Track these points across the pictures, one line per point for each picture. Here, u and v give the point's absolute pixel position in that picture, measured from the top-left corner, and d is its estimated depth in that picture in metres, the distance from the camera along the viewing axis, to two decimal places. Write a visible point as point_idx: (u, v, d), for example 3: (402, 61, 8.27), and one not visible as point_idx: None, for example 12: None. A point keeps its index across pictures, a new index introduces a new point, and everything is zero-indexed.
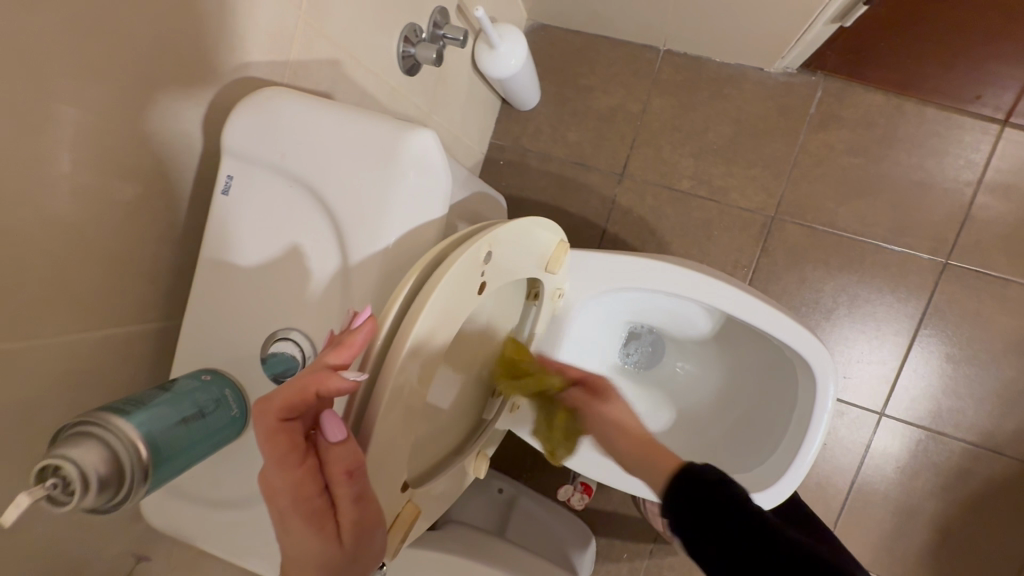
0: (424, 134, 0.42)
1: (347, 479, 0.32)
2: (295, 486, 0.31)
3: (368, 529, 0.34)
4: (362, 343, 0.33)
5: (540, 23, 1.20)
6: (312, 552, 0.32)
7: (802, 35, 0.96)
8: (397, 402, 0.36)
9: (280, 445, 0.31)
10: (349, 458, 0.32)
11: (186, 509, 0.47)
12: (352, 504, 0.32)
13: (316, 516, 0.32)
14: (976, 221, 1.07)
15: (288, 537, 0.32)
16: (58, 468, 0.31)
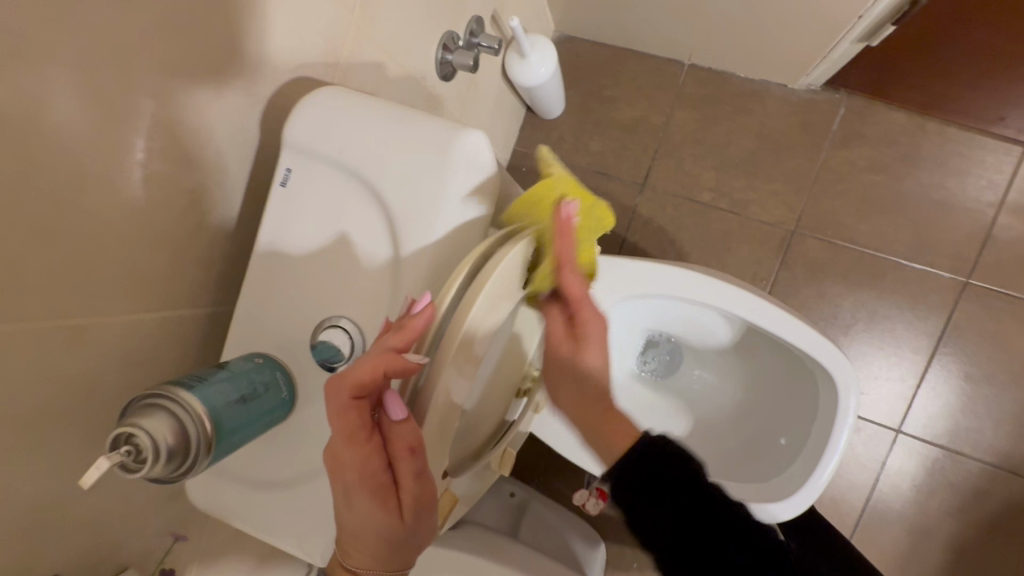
0: (475, 134, 0.44)
1: (410, 455, 0.36)
2: (365, 459, 0.36)
3: (425, 501, 0.38)
4: (421, 329, 0.36)
5: (567, 35, 1.23)
6: (379, 519, 0.38)
7: (828, 53, 0.97)
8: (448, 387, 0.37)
9: (351, 421, 0.35)
10: (410, 436, 0.35)
11: (228, 488, 0.49)
12: (412, 478, 0.36)
13: (383, 488, 0.37)
14: (997, 242, 1.07)
15: (356, 504, 0.37)
16: (131, 436, 0.33)
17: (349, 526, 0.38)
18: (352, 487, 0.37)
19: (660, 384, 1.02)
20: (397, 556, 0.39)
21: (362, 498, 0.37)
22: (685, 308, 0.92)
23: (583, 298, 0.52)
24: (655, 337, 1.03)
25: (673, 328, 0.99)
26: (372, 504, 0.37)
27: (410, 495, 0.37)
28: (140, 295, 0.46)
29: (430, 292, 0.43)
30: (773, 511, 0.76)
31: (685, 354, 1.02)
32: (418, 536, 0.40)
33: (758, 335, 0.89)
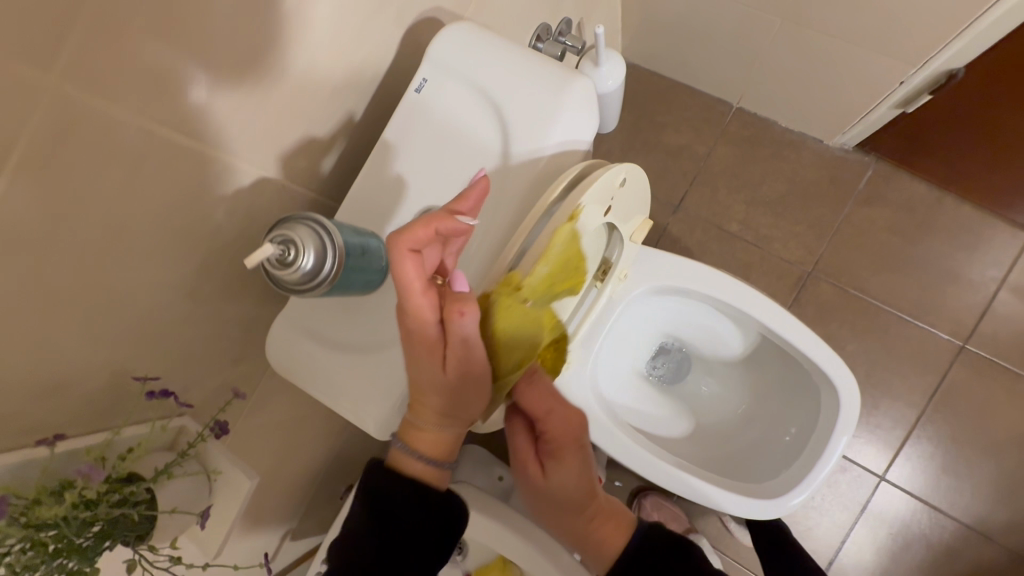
0: (586, 82, 0.52)
1: (458, 314, 0.43)
2: (421, 309, 0.44)
3: (464, 361, 0.46)
4: (476, 195, 0.44)
5: (630, 62, 1.35)
6: (432, 371, 0.46)
7: (867, 114, 1.08)
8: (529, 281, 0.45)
9: (408, 275, 0.42)
10: (463, 302, 0.43)
11: (305, 348, 0.54)
12: (460, 337, 0.44)
13: (434, 344, 0.45)
14: (995, 315, 1.15)
15: (413, 357, 0.46)
16: (281, 235, 0.39)
17: (414, 381, 0.48)
18: (412, 339, 0.45)
19: (665, 388, 1.08)
20: (452, 411, 0.49)
21: (418, 351, 0.46)
22: (706, 314, 0.98)
23: (546, 417, 0.56)
24: (667, 344, 1.09)
25: (687, 336, 1.05)
26: (425, 357, 0.46)
27: (456, 354, 0.45)
28: (273, 160, 0.53)
29: (529, 198, 0.51)
30: (765, 507, 0.81)
31: (692, 364, 1.08)
32: (460, 395, 0.48)
33: (768, 350, 0.95)
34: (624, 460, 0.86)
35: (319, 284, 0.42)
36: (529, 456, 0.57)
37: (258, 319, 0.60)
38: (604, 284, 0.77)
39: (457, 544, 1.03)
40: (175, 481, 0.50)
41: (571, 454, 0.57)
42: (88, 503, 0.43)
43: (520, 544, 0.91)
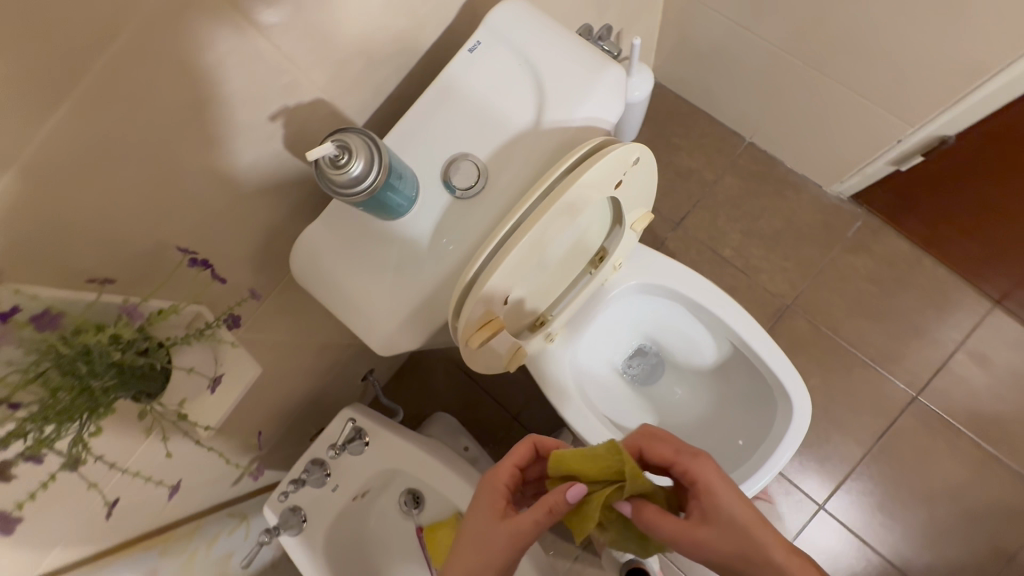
0: (620, 71, 0.59)
1: (547, 513, 0.59)
2: (512, 479, 0.65)
3: (522, 532, 0.60)
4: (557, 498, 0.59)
5: (658, 83, 1.43)
6: (498, 527, 0.61)
7: (864, 166, 1.16)
8: (536, 227, 0.52)
9: (521, 454, 0.66)
10: (556, 503, 0.59)
11: (325, 258, 0.59)
12: (531, 523, 0.60)
13: (506, 505, 0.63)
14: (949, 373, 1.24)
15: (486, 513, 0.63)
16: (336, 140, 0.45)
17: (473, 526, 0.63)
18: (500, 497, 0.64)
19: (636, 387, 1.13)
20: (486, 568, 0.61)
21: (496, 507, 0.63)
22: (687, 320, 1.05)
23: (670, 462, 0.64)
24: (645, 346, 1.14)
25: (665, 341, 1.10)
26: (495, 510, 0.63)
27: (516, 522, 0.61)
28: (331, 88, 0.59)
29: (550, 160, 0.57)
30: None
31: (666, 369, 1.14)
32: (505, 561, 0.61)
33: (738, 366, 1.02)
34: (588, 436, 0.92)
35: (368, 186, 0.47)
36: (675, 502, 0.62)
37: (285, 231, 0.66)
38: (601, 267, 0.84)
39: (414, 494, 1.07)
40: (192, 345, 0.56)
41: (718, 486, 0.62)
42: (122, 344, 0.48)
43: None
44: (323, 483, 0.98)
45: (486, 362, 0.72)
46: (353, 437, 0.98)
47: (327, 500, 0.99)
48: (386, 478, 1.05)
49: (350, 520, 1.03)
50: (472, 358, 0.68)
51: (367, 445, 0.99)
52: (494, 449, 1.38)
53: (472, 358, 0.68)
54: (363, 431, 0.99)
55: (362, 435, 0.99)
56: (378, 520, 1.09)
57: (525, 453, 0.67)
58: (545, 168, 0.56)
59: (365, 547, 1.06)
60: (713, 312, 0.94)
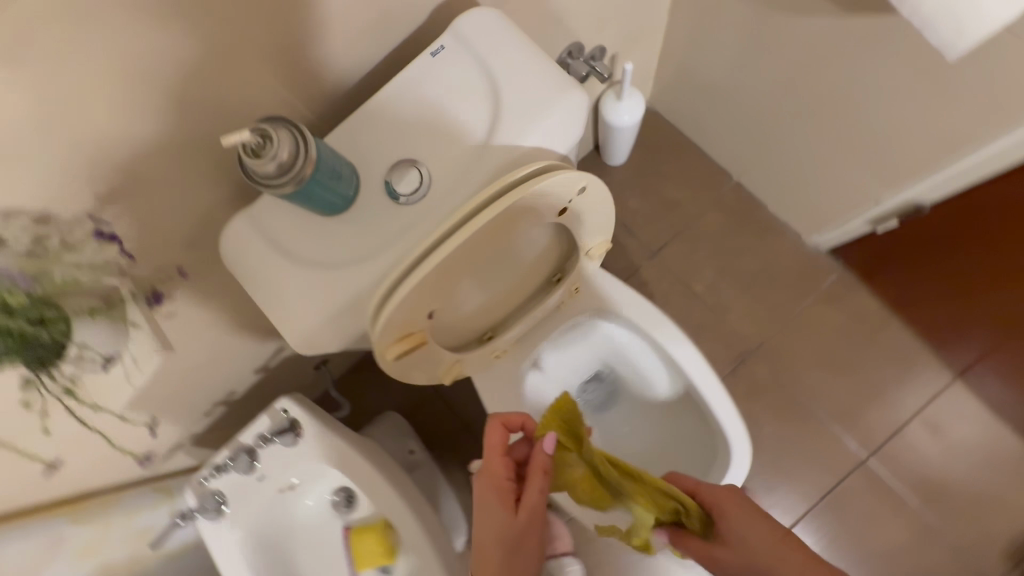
0: (582, 96, 0.57)
1: (542, 473, 0.63)
2: (498, 465, 0.65)
3: (535, 509, 0.63)
4: (539, 455, 0.63)
5: (656, 110, 1.41)
6: (505, 516, 0.63)
7: (844, 221, 1.15)
8: (463, 244, 0.50)
9: (495, 439, 0.66)
10: (543, 461, 0.63)
11: (256, 246, 0.57)
12: (536, 491, 0.62)
13: (502, 490, 0.64)
14: (903, 439, 1.23)
15: (486, 510, 0.64)
16: (254, 129, 0.43)
17: (483, 528, 0.64)
18: (502, 492, 0.64)
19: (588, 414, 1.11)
20: (514, 563, 0.63)
21: (495, 500, 0.64)
22: (643, 356, 1.03)
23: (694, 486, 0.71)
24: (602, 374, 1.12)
25: (622, 372, 1.09)
26: (501, 504, 0.63)
27: (525, 502, 0.63)
28: (285, 75, 0.56)
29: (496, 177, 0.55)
30: None
31: (620, 400, 1.12)
32: (525, 540, 0.63)
33: (685, 406, 1.01)
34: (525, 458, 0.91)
35: (299, 176, 0.45)
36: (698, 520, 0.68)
37: (225, 212, 0.63)
38: (555, 291, 0.82)
39: (347, 493, 1.08)
40: (93, 319, 0.56)
41: (739, 506, 0.69)
42: (7, 308, 0.48)
43: (404, 509, 0.95)
44: (248, 472, 0.94)
45: (417, 373, 0.70)
46: (285, 429, 0.95)
47: (253, 490, 0.97)
48: (319, 474, 1.04)
49: (274, 511, 1.01)
50: (400, 367, 0.66)
51: (300, 439, 0.96)
52: (442, 455, 1.36)
53: (399, 366, 0.66)
54: (298, 424, 0.96)
55: (297, 429, 0.96)
56: (304, 515, 1.07)
57: (501, 437, 0.66)
58: (488, 183, 0.54)
59: (285, 541, 1.03)
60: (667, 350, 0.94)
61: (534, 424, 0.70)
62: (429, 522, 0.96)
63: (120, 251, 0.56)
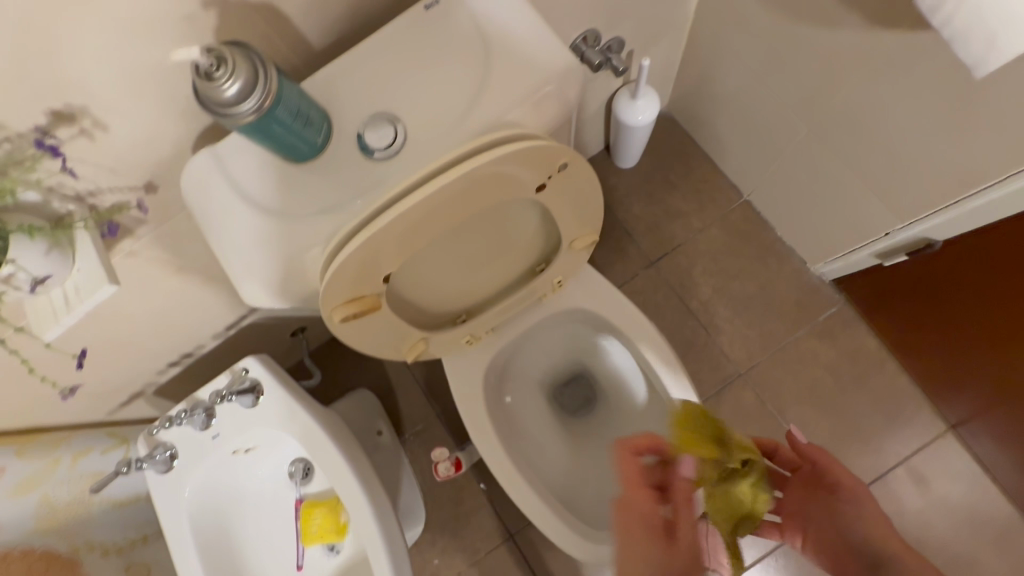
0: (575, 70, 0.54)
1: (688, 501, 0.61)
2: (652, 506, 0.61)
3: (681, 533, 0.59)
4: (686, 474, 0.63)
5: (673, 118, 1.38)
6: (654, 549, 0.58)
7: (850, 252, 1.11)
8: (426, 202, 0.49)
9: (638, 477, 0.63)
10: (686, 488, 0.62)
11: (216, 185, 0.54)
12: (690, 519, 0.60)
13: (661, 531, 0.59)
14: (885, 486, 1.17)
15: (644, 550, 0.58)
16: (203, 48, 0.41)
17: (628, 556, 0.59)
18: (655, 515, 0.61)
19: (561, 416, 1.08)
20: None
21: (641, 534, 0.59)
22: (622, 354, 1.04)
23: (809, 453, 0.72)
24: None
25: None
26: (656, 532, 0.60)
27: (682, 533, 0.59)
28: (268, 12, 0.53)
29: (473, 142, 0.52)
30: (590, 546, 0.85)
31: None
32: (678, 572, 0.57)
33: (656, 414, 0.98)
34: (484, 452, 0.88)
35: (261, 101, 0.43)
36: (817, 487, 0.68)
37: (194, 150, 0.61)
38: (535, 282, 0.79)
39: (304, 466, 1.04)
40: (32, 238, 0.52)
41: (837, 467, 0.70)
42: None
43: (355, 487, 0.91)
44: (203, 429, 0.92)
45: (375, 341, 0.68)
46: (245, 390, 0.92)
47: (204, 447, 0.94)
48: (276, 442, 1.00)
49: (224, 474, 0.98)
50: (354, 331, 0.63)
51: (262, 401, 0.94)
52: (409, 440, 1.33)
53: (353, 330, 0.63)
54: (260, 386, 0.94)
55: (257, 391, 0.93)
56: (256, 484, 1.03)
57: (634, 465, 0.65)
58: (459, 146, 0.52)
59: (231, 507, 0.99)
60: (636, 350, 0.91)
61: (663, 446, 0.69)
62: (380, 504, 0.93)
63: (63, 166, 0.53)
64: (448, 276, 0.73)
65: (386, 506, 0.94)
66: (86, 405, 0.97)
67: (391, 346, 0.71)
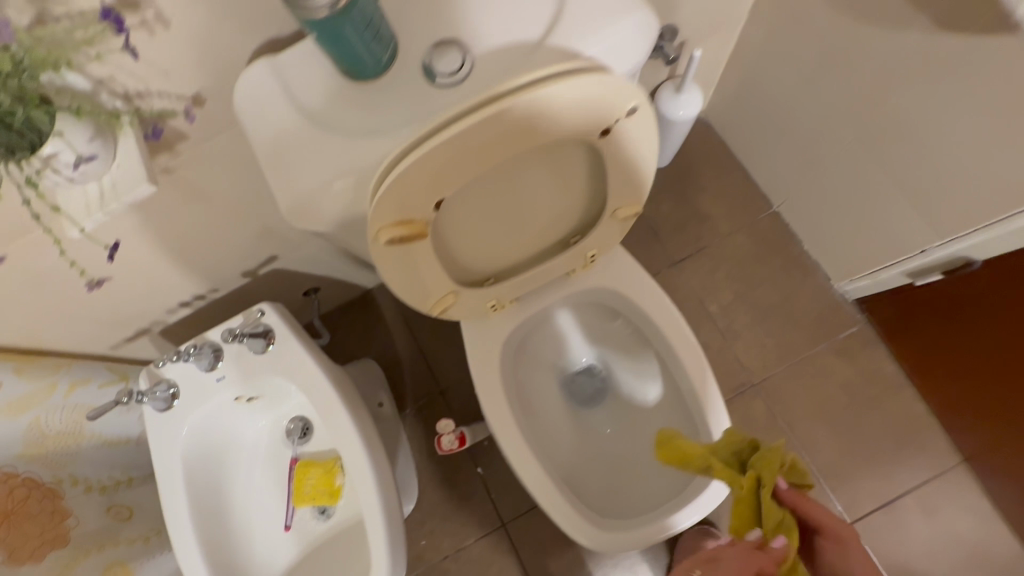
0: (648, 19, 0.54)
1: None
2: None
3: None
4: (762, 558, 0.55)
5: (710, 123, 1.37)
6: None
7: (879, 270, 1.10)
8: (495, 121, 0.48)
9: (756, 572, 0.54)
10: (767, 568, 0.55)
11: (275, 93, 0.54)
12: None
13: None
14: (890, 513, 1.14)
15: None
16: None
17: None
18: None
19: (571, 403, 1.07)
20: None
21: None
22: (638, 344, 1.02)
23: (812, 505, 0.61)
24: (595, 367, 1.09)
25: (615, 365, 1.05)
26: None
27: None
28: None
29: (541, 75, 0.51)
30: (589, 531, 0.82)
31: (607, 397, 1.07)
32: None
33: (670, 406, 0.95)
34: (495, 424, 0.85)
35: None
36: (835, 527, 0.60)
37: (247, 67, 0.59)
38: (569, 251, 0.78)
39: (304, 424, 1.03)
40: (77, 119, 0.52)
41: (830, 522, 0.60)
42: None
43: (356, 447, 0.88)
44: (209, 370, 0.90)
45: (410, 285, 0.66)
46: (257, 333, 0.90)
47: (208, 389, 0.92)
48: (280, 395, 0.99)
49: (224, 422, 0.97)
50: (392, 268, 0.62)
51: (272, 349, 0.92)
52: (410, 416, 1.30)
53: (392, 267, 0.62)
54: (272, 333, 0.91)
55: (269, 337, 0.91)
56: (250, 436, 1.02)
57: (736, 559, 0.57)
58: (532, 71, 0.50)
59: (224, 455, 0.98)
60: (656, 334, 0.90)
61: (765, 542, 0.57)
62: (380, 467, 0.90)
63: (124, 44, 0.52)
64: (490, 230, 0.71)
65: (385, 469, 0.91)
66: (90, 333, 0.95)
67: (423, 294, 0.69)
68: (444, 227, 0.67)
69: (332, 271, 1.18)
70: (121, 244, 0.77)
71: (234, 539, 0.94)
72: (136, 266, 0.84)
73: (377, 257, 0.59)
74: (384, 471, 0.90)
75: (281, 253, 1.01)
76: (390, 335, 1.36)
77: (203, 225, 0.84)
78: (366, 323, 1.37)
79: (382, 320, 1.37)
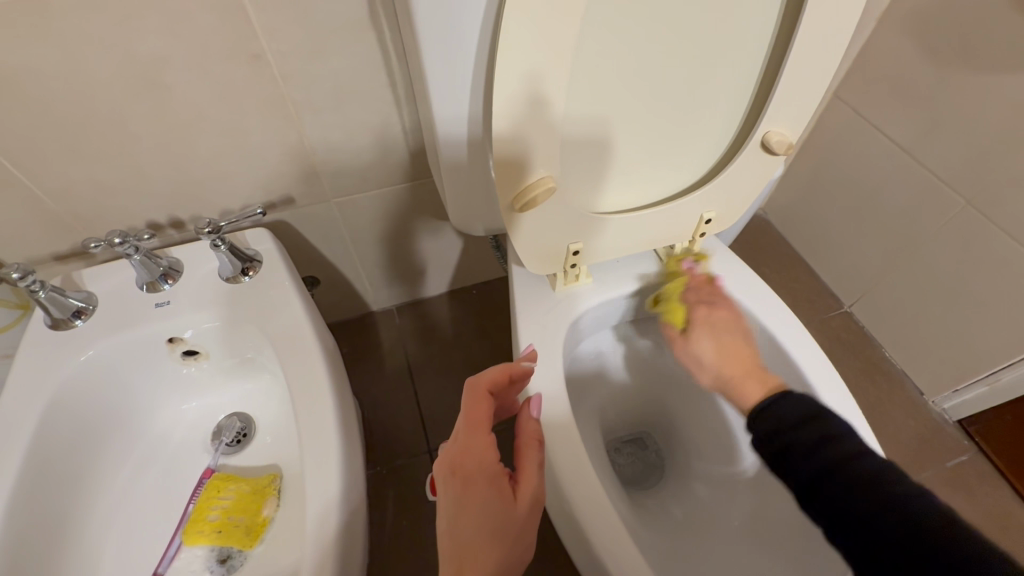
0: None
1: (699, 305, 0.62)
2: (695, 353, 0.59)
3: (538, 498, 0.49)
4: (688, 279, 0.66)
5: (767, 218, 1.33)
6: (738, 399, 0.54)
7: (996, 373, 0.92)
8: None
9: (479, 412, 0.51)
10: (710, 303, 0.62)
11: None
12: (712, 330, 0.60)
13: (724, 345, 0.58)
14: None
15: (697, 362, 0.59)
16: None
17: (707, 368, 0.58)
18: (467, 475, 0.47)
19: (618, 478, 0.81)
20: (722, 355, 0.57)
21: (720, 382, 0.56)
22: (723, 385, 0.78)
23: (710, 288, 0.64)
24: (647, 441, 0.86)
25: (679, 429, 0.82)
26: (489, 485, 0.46)
27: (696, 335, 0.60)
28: None
29: None
30: None
31: (664, 477, 0.81)
32: (743, 378, 0.55)
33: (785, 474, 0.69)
34: (551, 432, 0.59)
35: None
36: (715, 303, 0.62)
37: None
38: (690, 200, 0.62)
39: (242, 428, 0.72)
40: None
41: (719, 301, 0.63)
42: None
43: (331, 428, 0.57)
44: (147, 289, 0.65)
45: (517, 129, 0.48)
46: (238, 254, 0.66)
47: (136, 315, 0.64)
48: (237, 362, 0.72)
49: (132, 376, 0.67)
50: (511, 85, 0.45)
51: (245, 281, 0.67)
52: (384, 476, 0.96)
53: (510, 104, 0.46)
54: (256, 262, 0.68)
55: (251, 264, 0.67)
56: (167, 416, 0.72)
57: (701, 345, 0.59)
58: None
59: (122, 430, 0.66)
60: (776, 357, 0.67)
61: (694, 279, 0.66)
62: (353, 472, 0.57)
63: None
64: (624, 127, 0.55)
65: (359, 481, 0.59)
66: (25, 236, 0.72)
67: (525, 159, 0.50)
68: (583, 91, 0.50)
69: (344, 260, 0.98)
70: (130, 80, 0.61)
71: (73, 555, 0.58)
72: (111, 130, 0.64)
73: (509, 30, 0.42)
74: (359, 485, 0.58)
75: (299, 197, 0.83)
76: (382, 368, 1.09)
77: (225, 106, 0.67)
78: (357, 348, 1.10)
79: (377, 349, 1.10)
